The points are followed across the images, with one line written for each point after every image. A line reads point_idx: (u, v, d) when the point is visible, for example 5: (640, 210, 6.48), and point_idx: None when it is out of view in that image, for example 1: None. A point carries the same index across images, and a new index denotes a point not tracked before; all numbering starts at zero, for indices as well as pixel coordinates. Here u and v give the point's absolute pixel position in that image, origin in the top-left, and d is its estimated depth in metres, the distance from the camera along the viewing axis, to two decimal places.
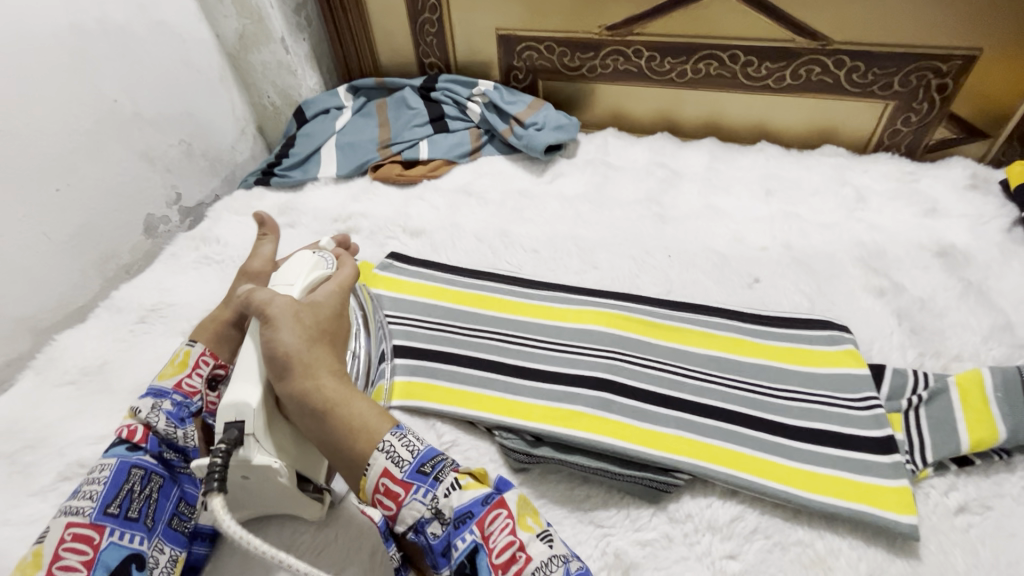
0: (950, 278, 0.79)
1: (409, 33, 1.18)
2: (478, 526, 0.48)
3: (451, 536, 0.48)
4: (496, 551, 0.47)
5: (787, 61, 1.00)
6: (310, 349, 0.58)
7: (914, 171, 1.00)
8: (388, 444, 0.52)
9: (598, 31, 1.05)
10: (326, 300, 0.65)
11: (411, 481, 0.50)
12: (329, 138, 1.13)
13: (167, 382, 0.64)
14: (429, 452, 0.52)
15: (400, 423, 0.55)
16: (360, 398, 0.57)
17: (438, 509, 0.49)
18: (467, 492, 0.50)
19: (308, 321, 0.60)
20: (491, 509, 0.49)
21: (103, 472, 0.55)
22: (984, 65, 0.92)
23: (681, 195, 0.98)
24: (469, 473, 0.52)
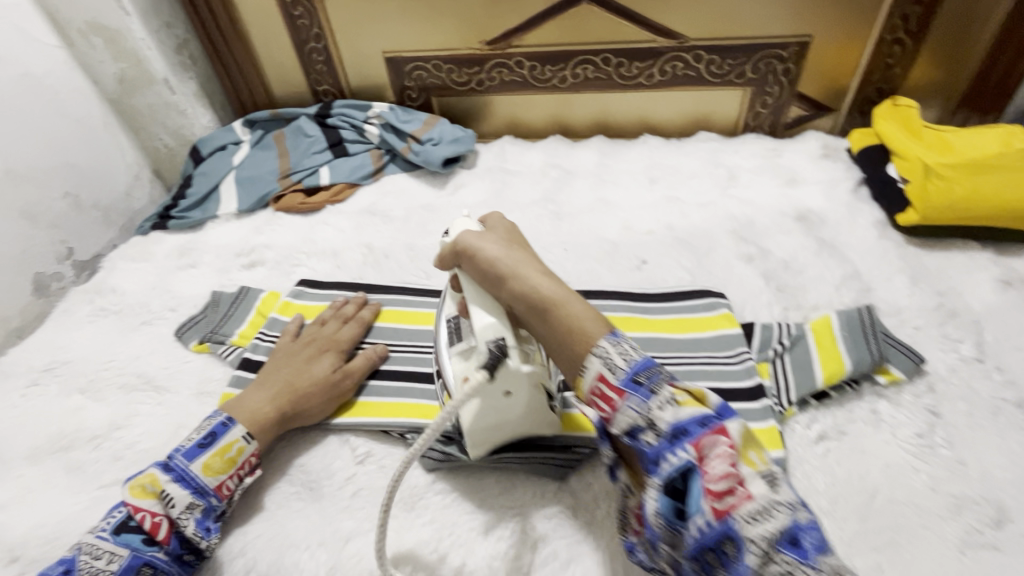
0: (808, 239, 0.89)
1: (297, 63, 1.19)
2: (692, 448, 0.44)
3: (663, 450, 0.45)
4: (712, 478, 0.43)
5: (652, 59, 1.09)
6: (513, 254, 0.56)
7: (777, 147, 1.11)
8: (603, 349, 0.49)
9: (480, 46, 1.11)
10: (500, 223, 0.63)
11: (626, 389, 0.48)
12: (227, 174, 1.12)
13: (210, 479, 0.59)
14: (644, 363, 0.48)
15: (616, 333, 0.51)
16: (572, 295, 0.53)
17: (651, 421, 0.46)
18: (685, 407, 0.46)
19: (502, 239, 0.59)
20: (712, 434, 0.45)
21: (111, 564, 0.52)
22: (816, 48, 1.05)
23: (574, 192, 1.05)
24: (686, 388, 0.49)
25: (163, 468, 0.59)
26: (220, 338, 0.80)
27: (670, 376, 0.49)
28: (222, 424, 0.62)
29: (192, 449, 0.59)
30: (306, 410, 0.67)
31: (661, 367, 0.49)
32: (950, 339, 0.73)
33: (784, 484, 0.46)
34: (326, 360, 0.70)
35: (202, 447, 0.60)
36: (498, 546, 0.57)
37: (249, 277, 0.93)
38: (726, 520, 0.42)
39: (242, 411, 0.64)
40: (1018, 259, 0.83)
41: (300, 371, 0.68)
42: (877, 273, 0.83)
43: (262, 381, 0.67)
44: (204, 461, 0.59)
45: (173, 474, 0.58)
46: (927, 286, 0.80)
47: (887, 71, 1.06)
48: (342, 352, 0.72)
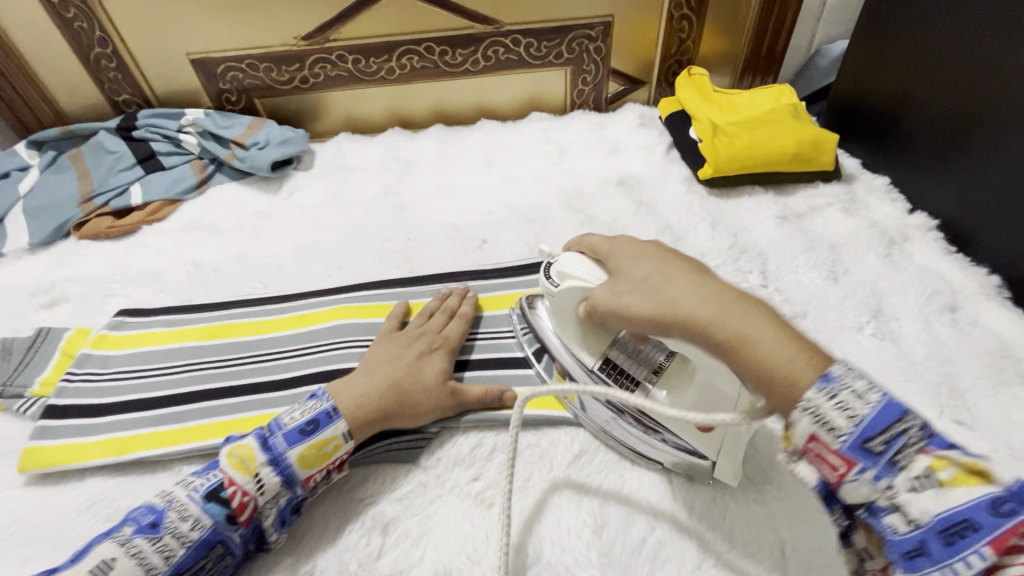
0: (630, 201, 0.98)
1: (85, 72, 1.06)
2: (992, 549, 0.33)
3: (928, 544, 0.36)
4: (999, 568, 0.34)
5: (473, 46, 1.12)
6: (668, 293, 0.50)
7: (602, 121, 1.19)
8: (814, 403, 0.40)
9: (295, 41, 1.06)
10: (634, 252, 0.56)
11: (855, 457, 0.38)
12: (13, 205, 0.97)
13: (301, 471, 0.55)
14: (880, 423, 0.38)
15: (826, 375, 0.40)
16: (752, 318, 0.45)
17: (894, 502, 0.37)
18: (956, 490, 0.35)
19: (637, 282, 0.53)
20: (1015, 527, 0.33)
21: (195, 531, 0.50)
22: (617, 27, 1.14)
23: (416, 182, 1.05)
24: (953, 461, 0.36)
25: (261, 444, 0.56)
26: (15, 391, 0.70)
27: (931, 432, 0.37)
28: (326, 412, 0.58)
29: (293, 433, 0.56)
30: (411, 408, 0.62)
31: (911, 421, 0.38)
32: (742, 272, 0.84)
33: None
34: (437, 360, 0.67)
35: (303, 433, 0.56)
36: (347, 540, 0.56)
37: (50, 317, 0.82)
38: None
39: (350, 397, 0.60)
40: (792, 197, 0.98)
41: (414, 369, 0.64)
42: (686, 224, 0.94)
43: (371, 370, 0.64)
44: (301, 453, 0.55)
45: (270, 455, 0.55)
46: (724, 229, 0.92)
47: (681, 45, 1.19)
48: (449, 352, 0.69)
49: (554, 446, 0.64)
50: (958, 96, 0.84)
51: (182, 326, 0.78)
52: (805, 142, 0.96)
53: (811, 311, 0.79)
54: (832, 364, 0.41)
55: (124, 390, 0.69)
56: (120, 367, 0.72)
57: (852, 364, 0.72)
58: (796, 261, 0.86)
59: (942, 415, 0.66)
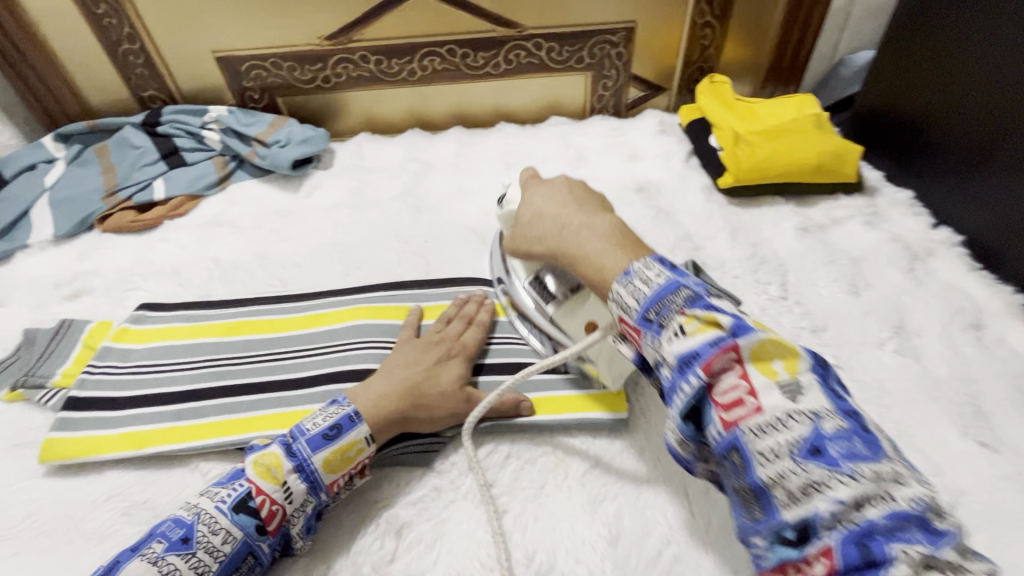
0: (649, 208, 0.98)
1: (113, 68, 1.08)
2: (815, 460, 0.40)
3: (777, 467, 0.41)
4: (716, 386, 0.46)
5: (495, 49, 1.12)
6: (552, 209, 0.66)
7: (621, 127, 1.19)
8: (672, 345, 0.48)
9: (319, 41, 1.07)
10: (552, 185, 0.70)
11: (720, 402, 0.45)
12: (39, 197, 0.99)
13: (326, 477, 0.56)
14: (656, 297, 0.51)
15: (628, 271, 0.54)
16: (597, 237, 0.61)
17: (664, 353, 0.49)
18: (695, 336, 0.47)
19: (546, 199, 0.67)
20: (830, 440, 0.41)
21: (227, 543, 0.50)
22: (640, 33, 1.14)
23: (434, 184, 1.05)
24: (700, 316, 0.48)
25: (286, 451, 0.56)
26: (37, 381, 0.71)
27: (693, 299, 0.50)
28: (348, 416, 0.58)
29: (317, 439, 0.56)
30: (428, 411, 0.61)
31: (757, 366, 0.45)
32: (762, 283, 0.84)
33: (810, 394, 0.44)
34: (455, 366, 0.66)
35: (327, 438, 0.56)
36: (362, 542, 0.57)
37: (73, 309, 0.83)
38: (733, 430, 0.44)
39: (368, 401, 0.60)
40: (813, 208, 0.97)
41: (430, 372, 0.63)
42: (705, 232, 0.93)
43: (387, 374, 0.63)
44: (325, 459, 0.55)
45: (295, 462, 0.55)
46: (744, 239, 0.91)
47: (703, 52, 1.19)
48: (466, 358, 0.68)
49: (569, 456, 0.63)
50: (987, 111, 0.82)
51: (201, 321, 0.78)
52: (829, 153, 0.95)
53: (831, 325, 0.78)
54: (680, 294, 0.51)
55: (144, 383, 0.70)
56: (140, 361, 0.73)
57: (873, 380, 0.71)
58: (817, 273, 0.85)
59: (966, 436, 0.65)
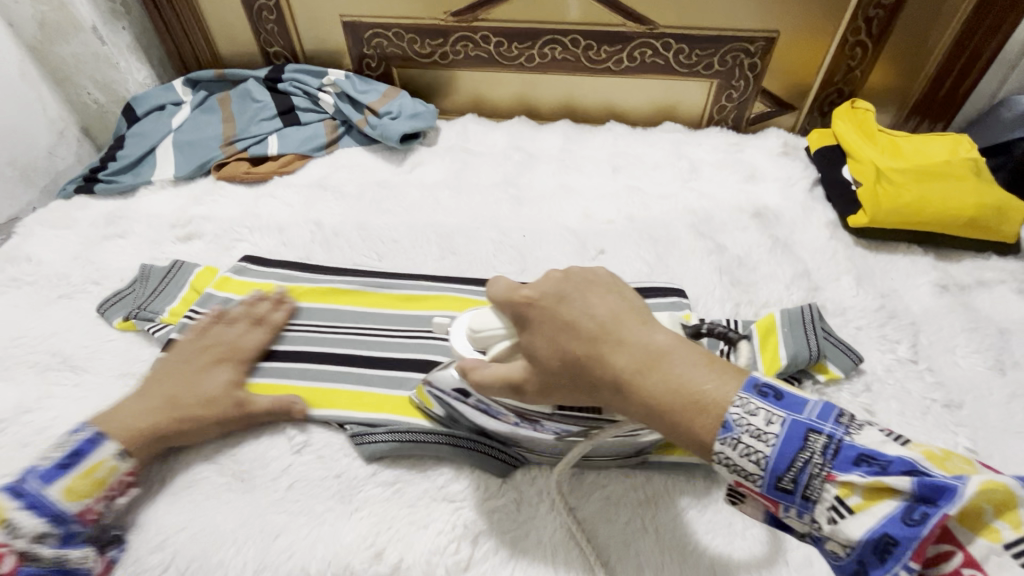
0: (764, 235, 0.90)
1: (246, 21, 1.11)
2: (913, 560, 0.33)
3: (862, 564, 0.35)
4: (931, 559, 0.35)
5: (621, 44, 1.07)
6: (584, 311, 0.45)
7: (739, 142, 1.11)
8: (734, 434, 0.38)
9: (444, 17, 1.05)
10: (555, 296, 0.46)
11: (774, 497, 0.38)
12: (164, 138, 1.04)
13: (71, 506, 0.52)
14: (785, 456, 0.38)
15: (724, 422, 0.39)
16: (645, 344, 0.42)
17: (828, 535, 0.37)
18: (867, 514, 0.35)
19: (566, 293, 0.46)
20: (925, 530, 0.33)
21: (31, 494, 0.51)
22: (781, 44, 1.05)
23: (537, 177, 1.02)
24: (858, 481, 0.36)
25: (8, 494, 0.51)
26: (148, 315, 0.74)
27: (835, 449, 0.37)
28: (89, 440, 0.56)
29: (52, 470, 0.53)
30: (185, 430, 0.60)
31: (818, 438, 0.38)
32: (889, 340, 0.75)
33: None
34: (223, 374, 0.64)
35: (63, 468, 0.53)
36: (438, 538, 0.55)
37: (185, 250, 0.87)
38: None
39: (122, 420, 0.58)
40: (955, 264, 0.87)
41: (190, 384, 0.62)
42: (826, 273, 0.85)
43: (146, 391, 0.62)
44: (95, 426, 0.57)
45: (23, 500, 0.51)
46: (871, 287, 0.82)
47: (848, 73, 1.08)
48: (240, 363, 0.66)
49: (659, 494, 0.59)
50: None
51: (296, 283, 0.79)
52: (988, 207, 0.84)
53: (967, 403, 0.69)
54: (732, 395, 0.39)
55: None
56: None
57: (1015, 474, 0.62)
58: (955, 339, 0.76)
59: None
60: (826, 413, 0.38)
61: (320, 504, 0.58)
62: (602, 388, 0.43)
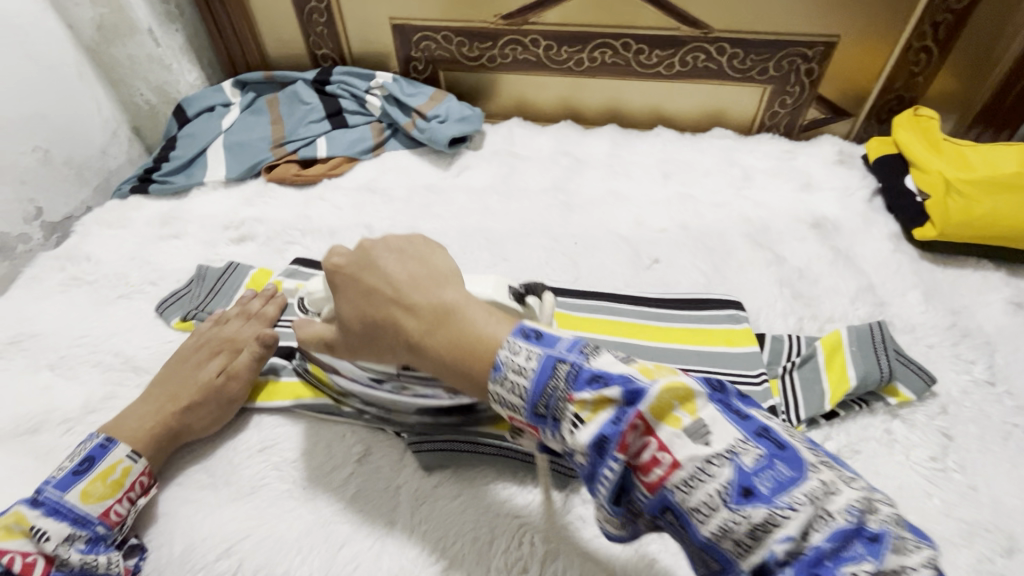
0: (824, 247, 0.88)
1: (296, 24, 1.11)
2: (619, 451, 0.36)
3: (595, 467, 0.37)
4: (634, 455, 0.37)
5: (673, 49, 1.04)
6: (385, 276, 0.48)
7: (793, 149, 1.07)
8: (506, 368, 0.40)
9: (494, 20, 1.05)
10: (363, 261, 0.50)
11: (535, 423, 0.40)
12: (215, 139, 1.04)
13: (92, 508, 0.53)
14: (540, 384, 0.39)
15: (496, 363, 0.41)
16: (433, 298, 0.45)
17: (572, 448, 0.38)
18: (591, 423, 0.37)
19: (371, 259, 0.50)
20: (627, 426, 0.36)
21: (49, 500, 0.52)
22: (841, 49, 1.02)
23: (585, 182, 1.01)
24: (588, 398, 0.37)
25: (28, 503, 0.52)
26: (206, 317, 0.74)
27: (576, 373, 0.38)
28: (99, 446, 0.57)
29: (66, 478, 0.54)
30: (195, 423, 0.61)
31: (561, 367, 0.39)
32: (963, 360, 0.72)
33: (720, 429, 0.36)
34: (215, 364, 0.65)
35: (78, 474, 0.54)
36: (505, 556, 0.54)
37: (238, 252, 0.87)
38: (661, 492, 0.36)
39: (126, 426, 0.59)
40: None
41: (186, 380, 0.63)
42: (892, 287, 0.82)
43: (146, 398, 0.62)
44: (107, 431, 0.58)
45: (44, 508, 0.52)
46: (941, 303, 0.79)
47: (910, 79, 1.04)
48: (235, 352, 0.67)
49: None
50: None
51: None
52: None
53: None
54: (502, 345, 0.41)
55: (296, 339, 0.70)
56: (297, 318, 0.73)
57: None
58: None
59: None
60: (572, 345, 0.40)
61: (383, 515, 0.57)
62: (395, 346, 0.47)
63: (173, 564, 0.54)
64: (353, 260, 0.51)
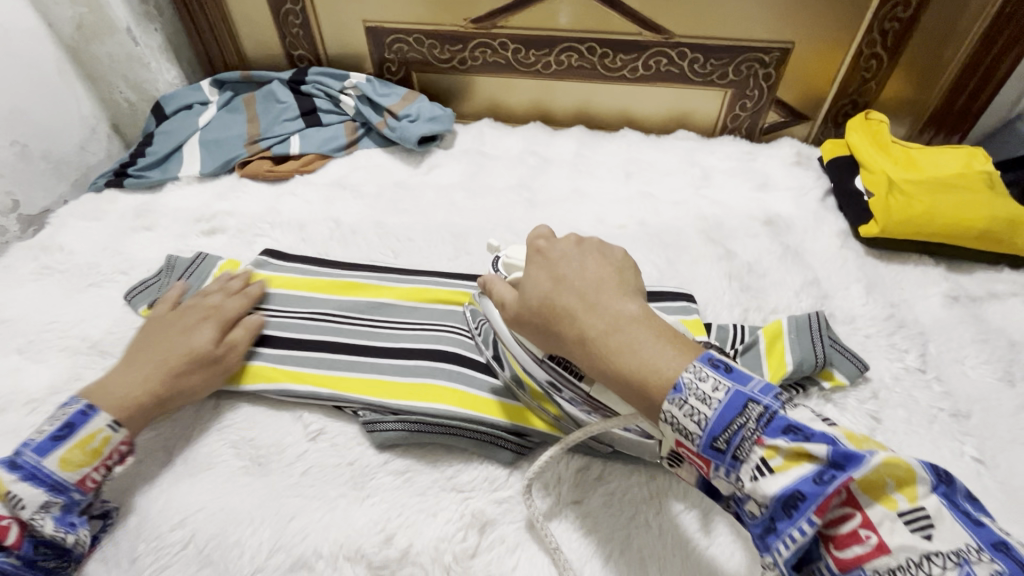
0: (774, 243, 0.91)
1: (273, 25, 1.14)
2: (817, 517, 0.37)
3: (777, 522, 0.38)
4: (830, 523, 0.38)
5: (637, 53, 1.08)
6: (581, 270, 0.52)
7: (752, 151, 1.11)
8: (691, 384, 0.42)
9: (464, 23, 1.08)
10: (566, 251, 0.55)
11: (708, 457, 0.41)
12: (191, 135, 1.07)
13: (69, 475, 0.54)
14: (722, 420, 0.40)
15: (676, 384, 0.42)
16: (620, 304, 0.48)
17: (748, 492, 0.40)
18: (783, 474, 0.38)
19: (567, 250, 0.55)
20: (831, 491, 0.36)
21: (24, 464, 0.53)
22: (796, 55, 1.06)
23: (550, 180, 1.04)
24: (784, 448, 0.39)
25: (5, 465, 0.53)
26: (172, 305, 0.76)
27: (769, 418, 0.40)
28: (81, 413, 0.57)
29: (45, 444, 0.54)
30: (188, 388, 0.63)
31: (754, 407, 0.40)
32: (897, 349, 0.75)
33: (947, 526, 0.36)
34: (208, 332, 0.67)
35: (57, 440, 0.54)
36: (445, 527, 0.56)
37: (208, 244, 0.90)
38: (857, 574, 0.36)
39: (111, 393, 0.59)
40: (966, 276, 0.87)
41: (175, 346, 0.64)
42: (836, 281, 0.86)
43: (129, 363, 0.63)
44: (91, 400, 0.58)
45: (21, 472, 0.52)
46: (881, 296, 0.83)
47: (862, 85, 1.09)
48: (224, 321, 0.69)
49: (663, 491, 0.59)
50: None
51: (313, 276, 0.80)
52: (1000, 220, 0.84)
53: (976, 413, 0.69)
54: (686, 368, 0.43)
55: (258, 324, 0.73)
56: (261, 304, 0.76)
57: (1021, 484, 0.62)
58: (964, 350, 0.76)
59: None
60: (765, 389, 0.41)
61: (333, 489, 0.59)
62: (569, 343, 0.49)
63: (128, 533, 0.57)
64: (580, 241, 0.56)
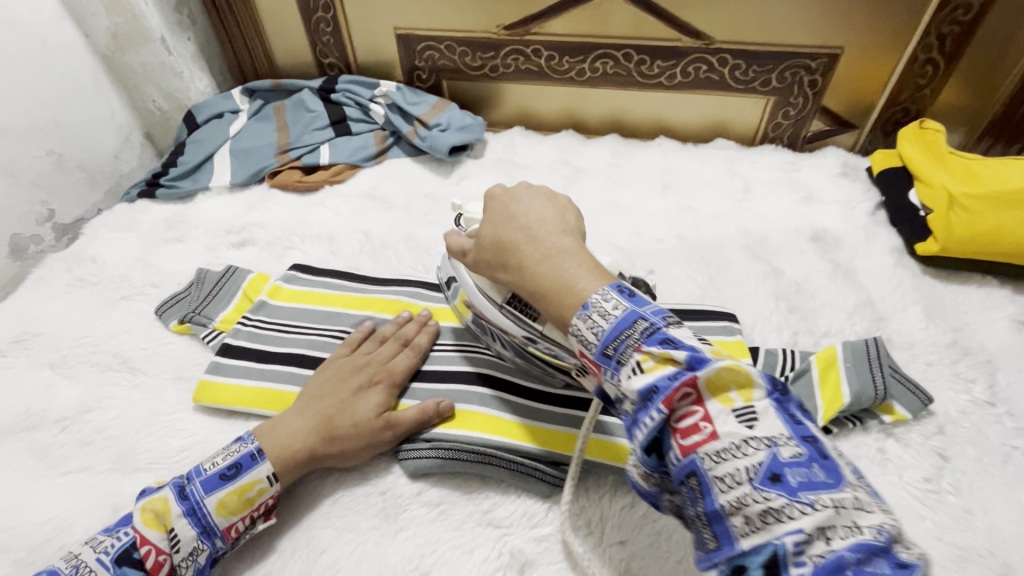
0: (823, 261, 0.87)
1: (304, 33, 1.13)
2: (666, 405, 0.38)
3: (637, 413, 0.40)
4: (677, 417, 0.39)
5: (675, 59, 1.04)
6: (530, 210, 0.56)
7: (795, 161, 1.06)
8: (598, 301, 0.44)
9: (496, 30, 1.06)
10: (518, 195, 0.59)
11: (601, 364, 0.43)
12: (222, 145, 1.07)
13: (220, 521, 0.53)
14: (616, 330, 0.42)
15: (585, 303, 0.45)
16: (557, 237, 0.52)
17: (624, 392, 0.41)
18: (650, 373, 0.39)
19: (524, 194, 0.58)
20: (682, 387, 0.38)
21: (206, 502, 0.53)
22: (845, 61, 1.01)
23: (584, 192, 1.01)
24: (656, 353, 0.40)
25: (176, 494, 0.54)
26: (202, 320, 0.75)
27: (652, 331, 0.41)
28: (249, 455, 0.56)
29: (211, 480, 0.54)
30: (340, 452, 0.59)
31: (642, 320, 0.42)
32: (962, 379, 0.70)
33: (768, 419, 0.38)
34: (374, 394, 0.62)
35: (223, 479, 0.54)
36: (483, 568, 0.53)
37: (238, 256, 0.88)
38: (690, 456, 0.38)
39: (276, 440, 0.58)
40: None
41: (346, 405, 0.60)
42: (891, 302, 0.80)
43: (302, 412, 0.60)
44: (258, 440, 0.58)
45: (185, 507, 0.53)
46: (942, 320, 0.77)
47: (916, 92, 1.03)
48: (393, 386, 0.64)
49: None
50: None
51: (343, 292, 0.78)
52: None
53: None
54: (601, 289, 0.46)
55: (289, 343, 0.71)
56: (287, 320, 0.74)
57: None
58: None
59: None
60: (658, 311, 0.43)
61: (365, 521, 0.57)
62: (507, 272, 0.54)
63: None
64: (534, 189, 0.59)
